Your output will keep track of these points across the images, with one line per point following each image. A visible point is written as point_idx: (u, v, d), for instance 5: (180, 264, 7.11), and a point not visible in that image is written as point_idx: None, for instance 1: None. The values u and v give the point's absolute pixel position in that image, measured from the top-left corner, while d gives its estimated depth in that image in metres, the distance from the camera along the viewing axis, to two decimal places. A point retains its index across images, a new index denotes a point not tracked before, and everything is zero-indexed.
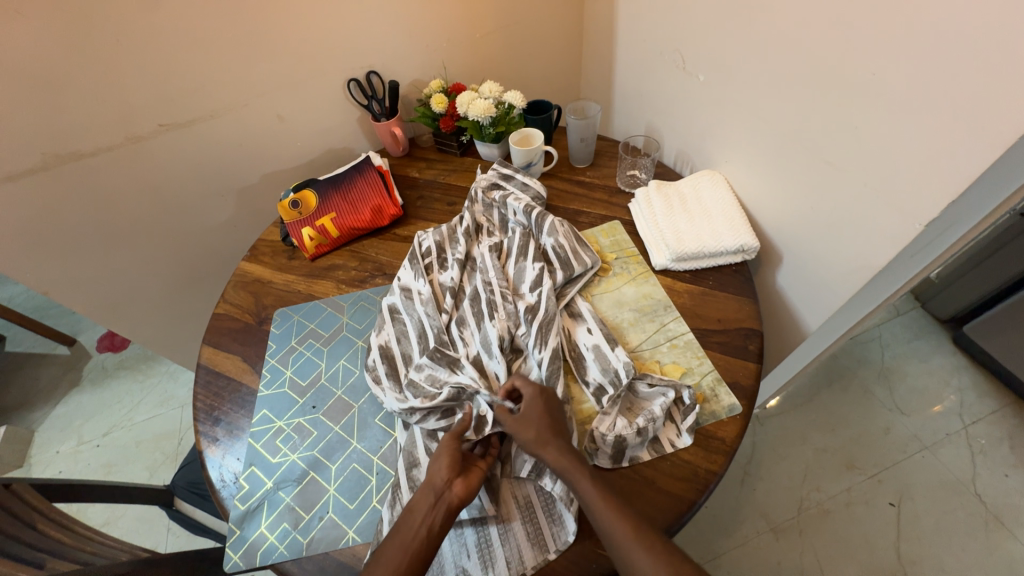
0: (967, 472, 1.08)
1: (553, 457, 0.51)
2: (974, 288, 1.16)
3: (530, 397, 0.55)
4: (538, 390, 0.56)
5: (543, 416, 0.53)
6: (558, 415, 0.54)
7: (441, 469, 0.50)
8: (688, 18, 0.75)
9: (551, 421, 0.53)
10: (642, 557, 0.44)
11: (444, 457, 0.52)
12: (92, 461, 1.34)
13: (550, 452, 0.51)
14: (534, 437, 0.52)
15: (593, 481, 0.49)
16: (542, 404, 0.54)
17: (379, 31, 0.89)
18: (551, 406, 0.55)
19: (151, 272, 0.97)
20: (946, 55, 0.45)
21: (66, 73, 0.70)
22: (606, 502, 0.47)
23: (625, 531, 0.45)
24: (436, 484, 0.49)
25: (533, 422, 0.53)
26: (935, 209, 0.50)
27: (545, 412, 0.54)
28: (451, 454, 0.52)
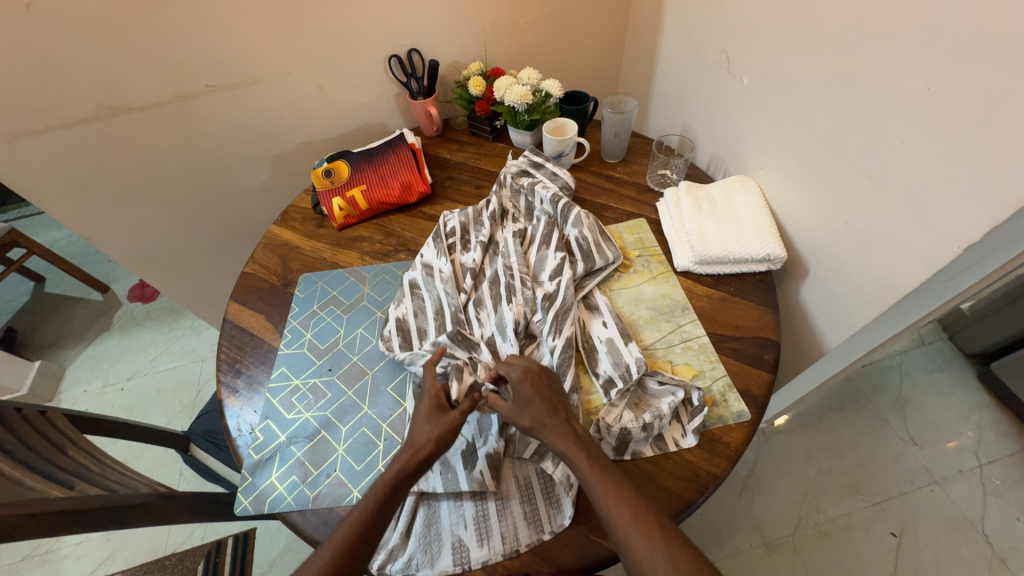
0: (975, 511, 1.05)
1: (554, 438, 0.51)
2: (1009, 324, 1.11)
3: (518, 380, 0.55)
4: (524, 370, 0.56)
5: (537, 397, 0.54)
6: (553, 394, 0.55)
7: (426, 428, 0.53)
8: (738, 18, 0.74)
9: (546, 401, 0.54)
10: (639, 541, 0.45)
11: (438, 422, 0.54)
12: (116, 402, 1.41)
13: (550, 433, 0.51)
14: (531, 422, 0.52)
15: (588, 457, 0.50)
16: (532, 383, 0.55)
17: (425, 9, 0.89)
18: (542, 384, 0.55)
19: (187, 228, 1.01)
20: (1005, 76, 0.43)
21: (123, 29, 0.72)
22: (601, 476, 0.48)
23: (623, 515, 0.46)
24: (417, 441, 0.52)
25: (529, 406, 0.53)
26: (976, 233, 0.48)
27: (537, 393, 0.54)
28: (447, 424, 0.53)
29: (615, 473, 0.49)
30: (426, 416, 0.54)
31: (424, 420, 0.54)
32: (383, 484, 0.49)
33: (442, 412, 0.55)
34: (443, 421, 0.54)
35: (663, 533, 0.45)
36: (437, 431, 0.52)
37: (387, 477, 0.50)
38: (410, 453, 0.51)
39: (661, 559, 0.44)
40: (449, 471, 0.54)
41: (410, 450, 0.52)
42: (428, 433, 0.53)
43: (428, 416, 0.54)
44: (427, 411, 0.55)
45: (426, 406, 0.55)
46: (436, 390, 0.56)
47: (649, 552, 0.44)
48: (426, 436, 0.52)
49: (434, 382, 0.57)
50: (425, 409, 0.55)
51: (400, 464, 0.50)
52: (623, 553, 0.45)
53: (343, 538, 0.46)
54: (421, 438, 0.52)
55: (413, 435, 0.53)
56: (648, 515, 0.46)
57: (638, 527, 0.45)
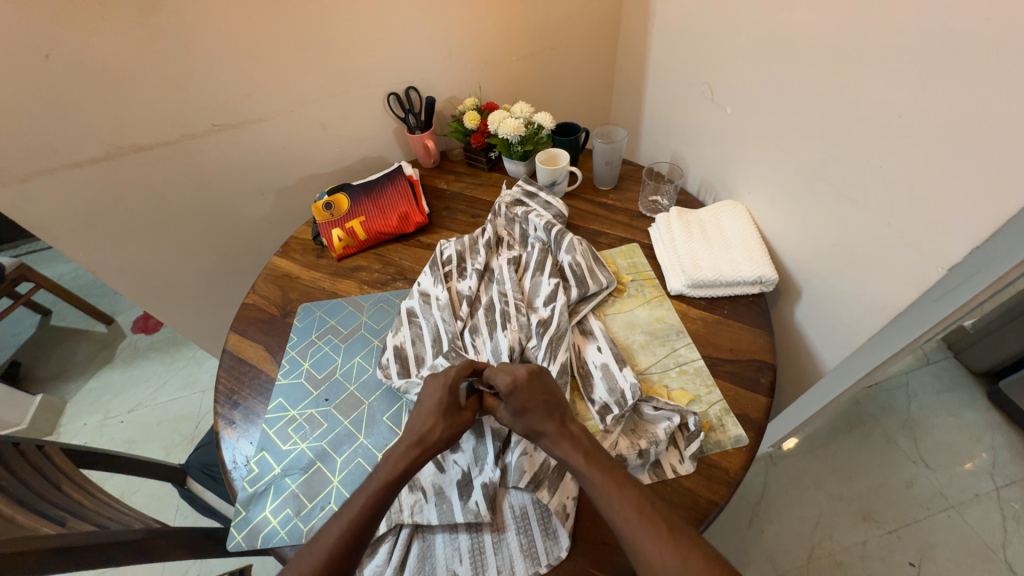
0: (996, 537, 1.01)
1: (553, 440, 0.52)
2: (1012, 341, 1.11)
3: (508, 390, 0.54)
4: (513, 379, 0.54)
5: (532, 401, 0.53)
6: (546, 396, 0.54)
7: (439, 424, 0.54)
8: (720, 52, 0.77)
9: (540, 406, 0.53)
10: (649, 543, 0.44)
11: (452, 420, 0.55)
12: (116, 436, 1.40)
13: (548, 436, 0.52)
14: (526, 429, 0.54)
15: (584, 455, 0.50)
16: (524, 393, 0.54)
17: (421, 49, 0.94)
18: (536, 389, 0.54)
19: (190, 261, 1.03)
20: (973, 105, 0.45)
21: (135, 75, 0.77)
22: (602, 474, 0.49)
23: (629, 517, 0.46)
24: (428, 438, 0.53)
25: (523, 416, 0.54)
26: (960, 252, 0.49)
27: (531, 399, 0.54)
28: (449, 419, 0.55)
29: (618, 473, 0.49)
30: (428, 416, 0.55)
31: (435, 415, 0.55)
32: (376, 486, 0.50)
33: (454, 409, 0.56)
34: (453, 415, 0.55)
35: (668, 528, 0.45)
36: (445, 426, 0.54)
37: (378, 484, 0.50)
38: (421, 448, 0.53)
39: (671, 560, 0.43)
40: (444, 502, 0.53)
41: (419, 446, 0.53)
42: (439, 430, 0.54)
43: (441, 414, 0.55)
44: (437, 406, 0.55)
45: (433, 404, 0.56)
46: (446, 385, 0.57)
47: (660, 556, 0.43)
48: (435, 437, 0.54)
49: (440, 387, 0.57)
50: (436, 406, 0.55)
51: (408, 460, 0.52)
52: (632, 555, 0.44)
53: (341, 533, 0.46)
54: (431, 436, 0.53)
55: (416, 425, 0.54)
56: (654, 514, 0.46)
57: (642, 522, 0.45)
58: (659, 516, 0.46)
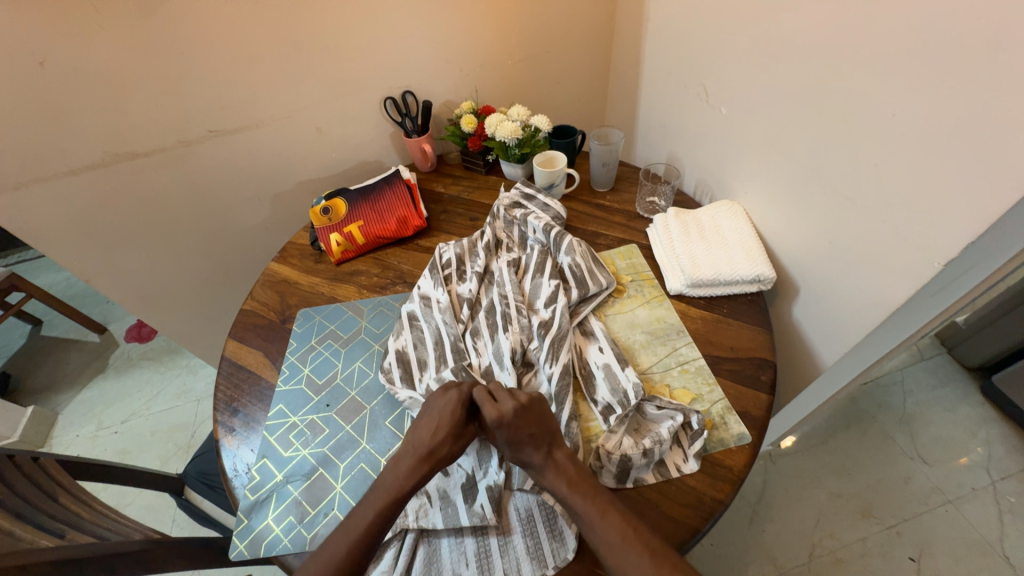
0: (993, 530, 1.02)
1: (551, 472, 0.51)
2: (1004, 336, 1.13)
3: (494, 424, 0.53)
4: (498, 416, 0.53)
5: (527, 433, 0.53)
6: (539, 429, 0.54)
7: (445, 439, 0.54)
8: (713, 54, 0.78)
9: (528, 439, 0.52)
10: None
11: (459, 436, 0.55)
12: (109, 447, 1.38)
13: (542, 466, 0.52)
14: (519, 458, 0.53)
15: (567, 482, 0.50)
16: (509, 431, 0.53)
17: (417, 53, 0.94)
18: (533, 421, 0.54)
19: (186, 268, 1.02)
20: (965, 104, 0.46)
21: (130, 81, 0.76)
22: (585, 499, 0.49)
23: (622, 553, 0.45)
24: (436, 452, 0.53)
25: (516, 447, 0.53)
26: (953, 248, 0.50)
27: (518, 432, 0.52)
28: (450, 432, 0.54)
29: (599, 495, 0.49)
30: (433, 432, 0.54)
31: (440, 429, 0.54)
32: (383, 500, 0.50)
33: (459, 425, 0.55)
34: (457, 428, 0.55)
35: (652, 552, 0.45)
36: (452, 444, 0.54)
37: (386, 498, 0.50)
38: (430, 463, 0.53)
39: None
40: (449, 505, 0.53)
41: (427, 460, 0.53)
42: (451, 448, 0.54)
43: (448, 428, 0.54)
44: (448, 420, 0.55)
45: (443, 421, 0.55)
46: (457, 399, 0.56)
47: None
48: (445, 451, 0.54)
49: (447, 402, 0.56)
50: (444, 420, 0.55)
51: (417, 475, 0.52)
52: None
53: (348, 549, 0.47)
54: (439, 450, 0.54)
55: (420, 439, 0.54)
56: (638, 538, 0.46)
57: (626, 546, 0.46)
58: (645, 539, 0.46)
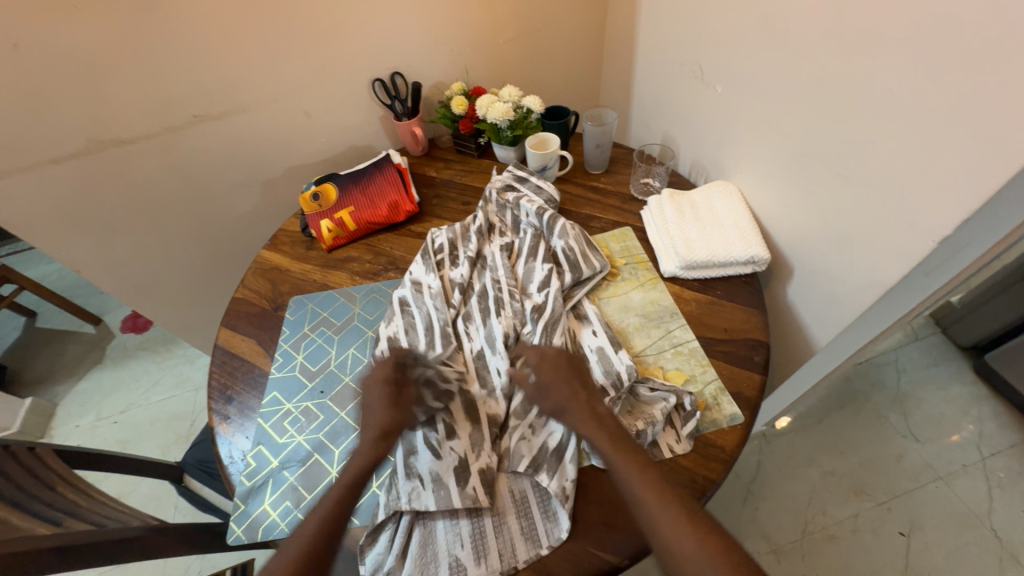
0: (982, 505, 1.04)
1: (579, 416, 0.54)
2: (998, 315, 1.13)
3: (536, 366, 0.59)
4: (542, 357, 0.59)
5: (558, 377, 0.57)
6: (574, 374, 0.58)
7: (385, 412, 0.56)
8: (708, 30, 0.76)
9: (565, 383, 0.57)
10: (665, 518, 0.46)
11: (395, 405, 0.57)
12: (109, 437, 1.39)
13: (574, 411, 0.55)
14: (554, 405, 0.56)
15: (610, 438, 0.52)
16: (551, 371, 0.58)
17: (406, 32, 0.92)
18: (567, 367, 0.58)
19: (178, 257, 1.01)
20: (964, 77, 0.45)
21: (109, 65, 0.74)
22: (626, 459, 0.50)
23: (648, 492, 0.47)
24: (382, 425, 0.56)
25: (548, 393, 0.57)
26: (947, 226, 0.49)
27: (557, 376, 0.58)
28: (386, 405, 0.57)
29: (640, 456, 0.51)
30: (376, 411, 0.57)
31: (382, 406, 0.57)
32: (347, 477, 0.52)
33: (394, 397, 0.58)
34: (390, 400, 0.57)
35: (691, 519, 0.46)
36: (393, 413, 0.56)
37: (347, 477, 0.52)
38: (383, 437, 0.55)
39: (686, 538, 0.44)
40: (442, 488, 0.53)
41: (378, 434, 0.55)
42: (399, 417, 0.56)
43: (384, 403, 0.57)
44: (381, 397, 0.57)
45: (376, 399, 0.57)
46: (382, 379, 0.59)
47: (679, 530, 0.45)
48: (391, 422, 0.56)
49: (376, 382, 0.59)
50: (376, 399, 0.57)
51: (376, 449, 0.54)
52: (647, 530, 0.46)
53: (317, 526, 0.48)
54: (385, 423, 0.56)
55: (370, 422, 0.56)
56: (677, 506, 0.47)
57: (665, 511, 0.46)
58: (683, 507, 0.47)
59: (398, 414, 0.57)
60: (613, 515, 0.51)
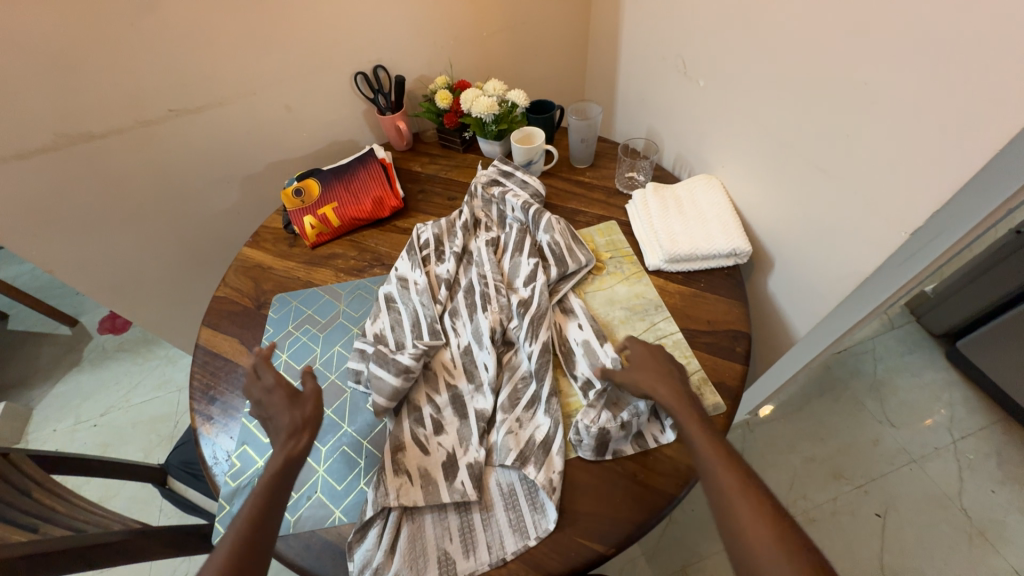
0: (953, 486, 1.09)
1: (663, 392, 0.53)
2: (969, 303, 1.17)
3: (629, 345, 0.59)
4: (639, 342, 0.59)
5: (650, 359, 0.57)
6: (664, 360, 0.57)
7: (292, 413, 0.52)
8: (690, 24, 0.77)
9: (658, 364, 0.56)
10: (741, 503, 0.43)
11: (300, 403, 0.53)
12: (89, 441, 1.36)
13: (661, 387, 0.54)
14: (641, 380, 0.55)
15: (697, 420, 0.50)
16: (646, 353, 0.58)
17: (388, 25, 0.90)
18: (660, 356, 0.58)
19: (156, 255, 0.99)
20: (937, 72, 0.46)
21: (77, 56, 0.71)
22: (711, 442, 0.48)
23: (727, 476, 0.45)
24: (291, 426, 0.51)
25: (638, 370, 0.56)
26: (919, 218, 0.51)
27: (651, 358, 0.57)
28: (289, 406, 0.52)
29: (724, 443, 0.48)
30: (282, 411, 0.52)
31: (286, 408, 0.52)
32: (264, 486, 0.47)
33: (297, 398, 0.53)
34: (293, 399, 0.53)
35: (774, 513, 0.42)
36: (299, 412, 0.52)
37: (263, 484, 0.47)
38: (295, 437, 0.51)
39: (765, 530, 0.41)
40: (431, 484, 0.53)
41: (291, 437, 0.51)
42: (306, 411, 0.52)
43: (286, 404, 0.53)
44: (284, 399, 0.53)
45: (276, 402, 0.53)
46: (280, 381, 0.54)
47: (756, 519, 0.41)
48: (298, 419, 0.52)
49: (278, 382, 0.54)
50: (279, 402, 0.53)
51: (288, 450, 0.50)
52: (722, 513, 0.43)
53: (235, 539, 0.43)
54: (295, 421, 0.51)
55: (278, 425, 0.52)
56: (751, 489, 0.44)
57: (739, 491, 0.43)
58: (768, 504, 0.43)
59: (307, 413, 0.52)
60: (601, 505, 0.52)
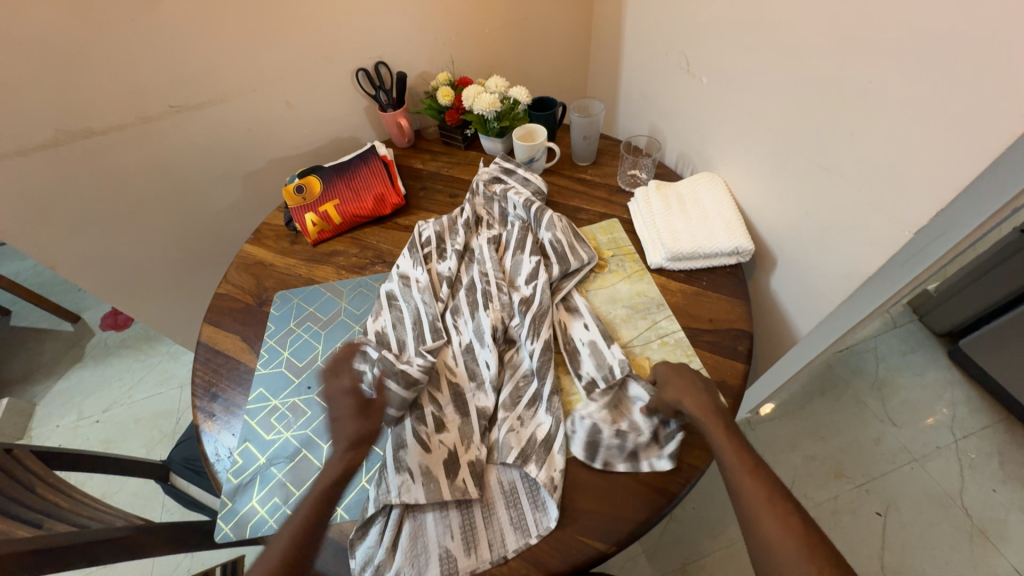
0: (954, 485, 1.08)
1: (694, 404, 0.52)
2: (972, 302, 1.17)
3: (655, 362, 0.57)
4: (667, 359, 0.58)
5: (679, 372, 0.56)
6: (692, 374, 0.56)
7: (357, 422, 0.52)
8: (693, 21, 0.76)
9: (687, 377, 0.55)
10: (772, 522, 0.43)
11: (365, 413, 0.53)
12: (92, 436, 1.36)
13: (689, 400, 0.52)
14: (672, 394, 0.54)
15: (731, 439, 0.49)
16: (673, 368, 0.56)
17: (389, 21, 0.90)
18: (688, 372, 0.56)
19: (157, 252, 0.99)
20: (941, 69, 0.45)
21: (76, 52, 0.71)
22: (743, 462, 0.47)
23: (761, 497, 0.44)
24: (354, 436, 0.51)
25: (669, 385, 0.55)
26: (923, 217, 0.51)
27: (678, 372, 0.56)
28: (354, 413, 0.52)
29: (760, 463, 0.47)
30: (347, 419, 0.52)
31: (352, 416, 0.52)
32: (315, 498, 0.48)
33: (363, 406, 0.53)
34: (357, 406, 0.53)
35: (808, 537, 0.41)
36: (363, 423, 0.52)
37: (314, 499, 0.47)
38: (356, 449, 0.51)
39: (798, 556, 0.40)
40: (432, 481, 0.53)
41: (351, 447, 0.51)
42: (371, 424, 0.52)
43: (352, 412, 0.53)
44: (350, 406, 0.53)
45: (344, 408, 0.53)
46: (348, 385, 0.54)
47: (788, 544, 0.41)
48: (361, 430, 0.52)
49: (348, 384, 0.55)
50: (344, 407, 0.53)
51: (346, 462, 0.50)
52: (753, 535, 0.43)
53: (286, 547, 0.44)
54: (357, 432, 0.52)
55: (339, 433, 0.52)
56: (788, 514, 0.43)
57: (778, 520, 0.43)
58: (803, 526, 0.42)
59: (369, 425, 0.52)
60: (602, 503, 0.52)
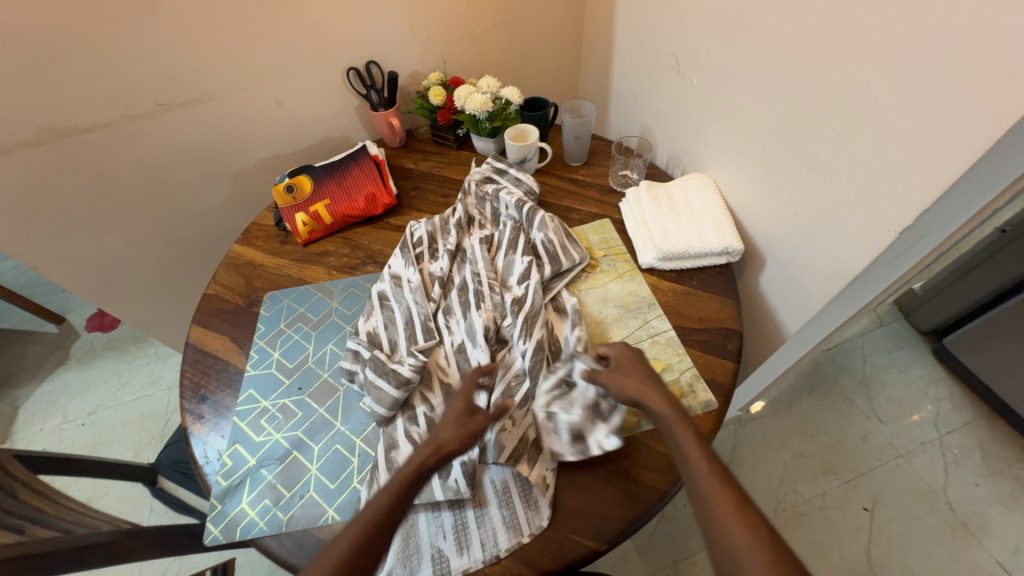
0: (938, 480, 1.11)
1: (657, 401, 0.53)
2: (956, 301, 1.19)
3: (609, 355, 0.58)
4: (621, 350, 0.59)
5: (636, 367, 0.57)
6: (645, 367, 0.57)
7: (453, 427, 0.54)
8: (684, 22, 0.77)
9: (641, 372, 0.56)
10: (735, 527, 0.41)
11: (465, 423, 0.54)
12: (77, 440, 1.34)
13: (652, 397, 0.53)
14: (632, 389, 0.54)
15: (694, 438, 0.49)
16: (626, 362, 0.57)
17: (380, 20, 0.89)
18: (644, 365, 0.57)
19: (144, 252, 0.97)
20: (926, 72, 0.46)
21: (60, 48, 0.70)
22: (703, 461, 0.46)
23: (721, 499, 0.43)
24: (441, 439, 0.53)
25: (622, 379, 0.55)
26: (908, 217, 0.52)
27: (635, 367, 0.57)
28: (455, 417, 0.55)
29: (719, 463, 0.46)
30: (449, 424, 0.54)
31: (455, 421, 0.54)
32: (382, 499, 0.48)
33: (469, 415, 0.55)
34: (463, 410, 0.56)
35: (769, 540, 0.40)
36: (460, 433, 0.53)
37: (378, 504, 0.47)
38: (439, 454, 0.52)
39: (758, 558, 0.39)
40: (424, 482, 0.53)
41: (432, 447, 0.52)
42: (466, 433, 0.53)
43: (456, 417, 0.55)
44: (456, 411, 0.55)
45: (454, 409, 0.56)
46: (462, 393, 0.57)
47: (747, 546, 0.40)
48: (450, 437, 0.53)
49: (467, 387, 0.58)
50: (451, 412, 0.55)
51: (422, 461, 0.51)
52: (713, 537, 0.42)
53: (348, 540, 0.44)
54: (445, 436, 0.53)
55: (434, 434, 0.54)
56: (748, 515, 0.42)
57: (738, 523, 0.41)
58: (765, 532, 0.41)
59: (465, 436, 0.53)
60: (592, 501, 0.52)
